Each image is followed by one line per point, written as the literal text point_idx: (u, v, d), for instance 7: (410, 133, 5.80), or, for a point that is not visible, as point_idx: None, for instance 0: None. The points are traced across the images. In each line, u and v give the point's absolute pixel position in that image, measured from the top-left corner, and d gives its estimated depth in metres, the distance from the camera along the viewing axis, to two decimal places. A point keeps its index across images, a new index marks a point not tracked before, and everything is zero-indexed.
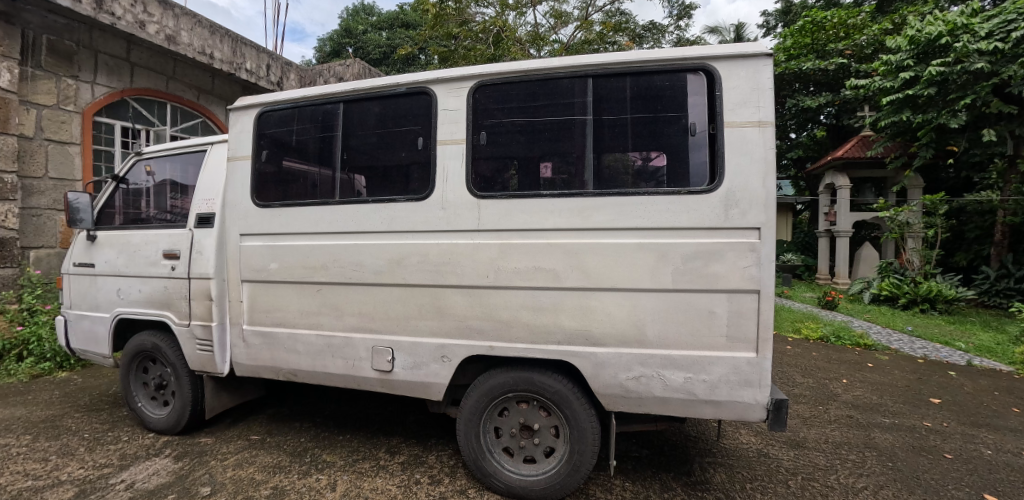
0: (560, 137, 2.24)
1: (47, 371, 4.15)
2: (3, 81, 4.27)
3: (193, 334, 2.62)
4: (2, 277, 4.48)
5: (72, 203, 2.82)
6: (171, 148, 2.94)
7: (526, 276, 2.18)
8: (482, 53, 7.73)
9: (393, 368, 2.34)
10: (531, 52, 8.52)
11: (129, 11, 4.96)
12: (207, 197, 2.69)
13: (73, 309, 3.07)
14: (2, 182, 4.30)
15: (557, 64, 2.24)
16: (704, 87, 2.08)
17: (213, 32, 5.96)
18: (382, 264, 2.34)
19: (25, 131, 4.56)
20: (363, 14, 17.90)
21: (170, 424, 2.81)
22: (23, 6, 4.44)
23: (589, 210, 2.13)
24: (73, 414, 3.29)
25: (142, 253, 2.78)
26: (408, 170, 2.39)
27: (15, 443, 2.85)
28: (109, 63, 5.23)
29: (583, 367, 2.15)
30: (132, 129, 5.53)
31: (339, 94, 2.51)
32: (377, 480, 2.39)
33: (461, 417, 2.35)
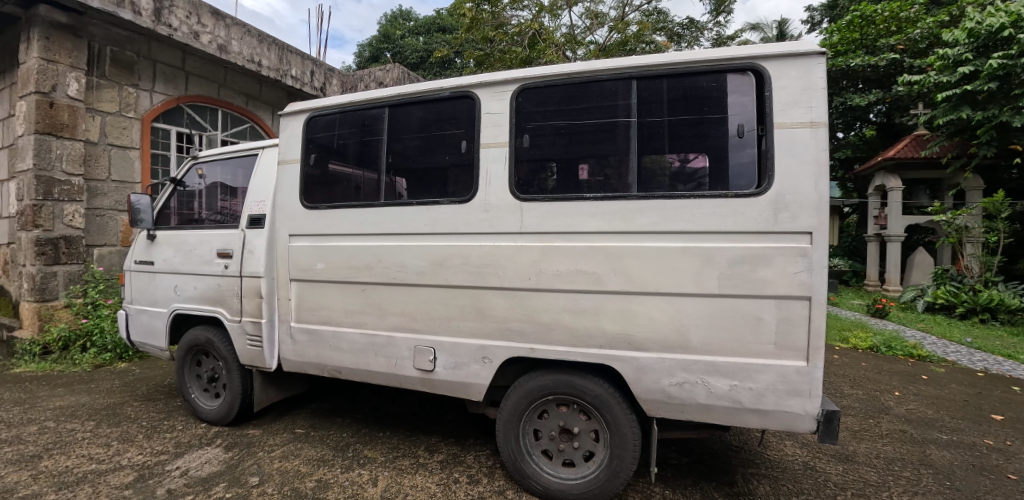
0: (603, 140, 2.23)
1: (108, 362, 4.49)
2: (72, 90, 4.65)
3: (244, 329, 2.73)
4: (69, 272, 4.74)
5: (134, 204, 3.00)
6: (223, 152, 3.07)
7: (567, 278, 2.17)
8: (517, 55, 7.74)
9: (434, 368, 2.37)
10: (567, 54, 8.47)
11: (184, 22, 5.23)
12: (259, 199, 2.80)
13: (134, 304, 3.24)
14: (70, 185, 4.66)
15: (599, 66, 2.22)
16: (753, 87, 2.02)
17: (261, 40, 6.20)
18: (423, 265, 2.38)
19: (91, 137, 4.87)
20: (401, 20, 18.27)
21: (221, 415, 2.93)
22: (89, 19, 4.73)
23: (631, 213, 2.10)
24: (132, 402, 3.49)
25: (197, 252, 2.92)
26: (447, 173, 2.42)
27: (82, 428, 3.04)
28: (166, 72, 5.52)
29: (624, 371, 2.12)
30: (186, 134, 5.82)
31: (384, 99, 2.56)
32: (416, 477, 2.42)
33: (500, 418, 2.36)
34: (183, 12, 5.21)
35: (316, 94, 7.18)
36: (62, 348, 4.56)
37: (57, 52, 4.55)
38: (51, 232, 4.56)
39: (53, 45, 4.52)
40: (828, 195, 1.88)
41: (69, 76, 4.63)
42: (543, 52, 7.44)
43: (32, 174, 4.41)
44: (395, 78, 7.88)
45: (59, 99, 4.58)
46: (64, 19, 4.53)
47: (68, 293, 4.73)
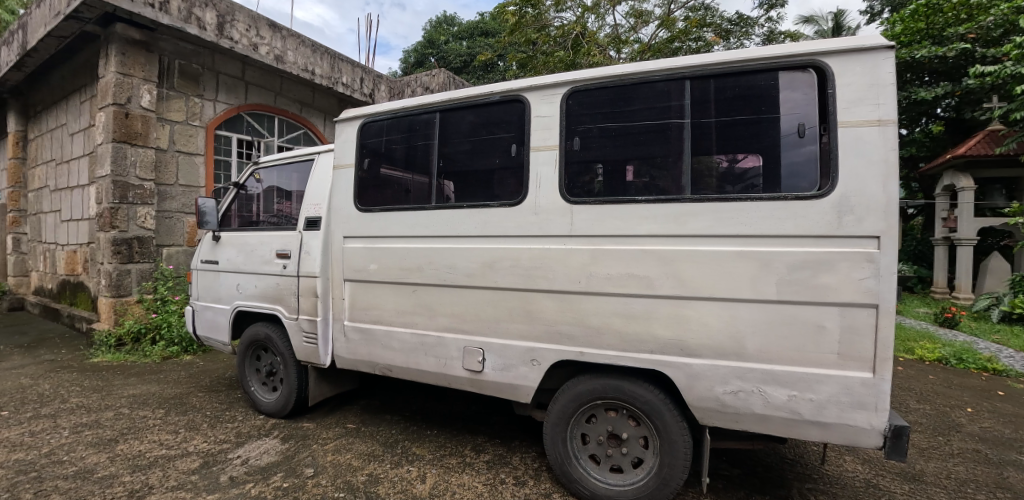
0: (654, 142, 2.19)
1: (175, 354, 4.77)
2: (144, 101, 5.00)
3: (300, 327, 2.85)
4: (141, 270, 5.09)
5: (200, 207, 3.19)
6: (280, 158, 3.21)
7: (618, 282, 2.14)
8: (560, 57, 7.65)
9: (483, 369, 2.40)
10: (610, 54, 8.33)
11: (245, 35, 5.51)
12: (315, 202, 2.91)
13: (200, 301, 3.44)
14: (142, 189, 5.01)
15: (652, 67, 2.18)
16: (814, 85, 1.94)
17: (314, 50, 6.45)
18: (473, 267, 2.41)
19: (161, 144, 5.21)
20: (445, 25, 18.59)
21: (278, 408, 3.07)
22: (158, 35, 5.06)
23: (684, 216, 2.05)
24: (197, 393, 3.71)
25: (258, 253, 3.07)
26: (494, 175, 2.45)
27: (153, 415, 3.26)
28: (227, 82, 5.83)
29: (676, 377, 2.07)
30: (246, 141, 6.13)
31: (435, 104, 2.62)
32: (463, 476, 2.45)
33: (548, 421, 2.36)
34: (243, 26, 5.50)
35: (364, 100, 7.38)
36: (135, 340, 4.88)
37: (132, 66, 4.90)
38: (126, 233, 4.91)
39: (128, 60, 4.87)
40: (899, 197, 1.76)
41: (142, 89, 4.98)
42: (586, 53, 7.35)
43: (110, 180, 4.77)
44: (441, 82, 7.99)
45: (133, 110, 4.93)
46: (137, 35, 4.87)
47: (140, 289, 5.07)
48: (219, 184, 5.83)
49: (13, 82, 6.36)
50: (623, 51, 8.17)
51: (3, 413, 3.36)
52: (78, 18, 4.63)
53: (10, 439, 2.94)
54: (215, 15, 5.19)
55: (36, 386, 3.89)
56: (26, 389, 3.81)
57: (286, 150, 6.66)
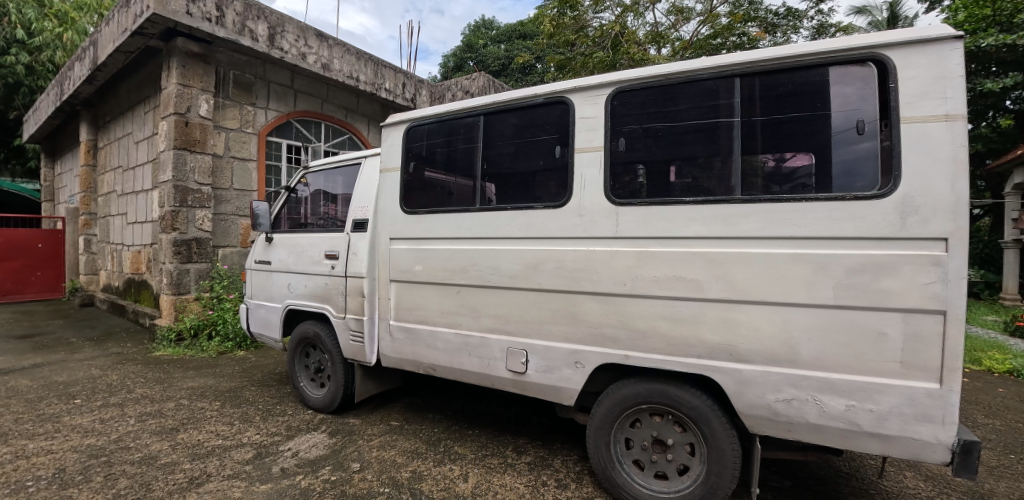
0: (701, 142, 2.14)
1: (230, 350, 5.01)
2: (202, 110, 5.30)
3: (348, 326, 2.94)
4: (199, 270, 5.38)
5: (255, 210, 3.36)
6: (328, 163, 3.32)
7: (664, 284, 2.11)
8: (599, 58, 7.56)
9: (526, 370, 2.40)
10: (651, 52, 8.16)
11: (294, 44, 5.75)
12: (362, 205, 3.00)
13: (254, 299, 3.60)
14: (200, 192, 5.30)
15: (699, 65, 2.13)
16: (874, 79, 1.84)
17: (359, 57, 6.64)
18: (517, 268, 2.42)
19: (217, 150, 5.51)
20: (483, 29, 18.82)
21: (326, 403, 3.18)
22: (215, 48, 5.35)
23: (734, 217, 2.00)
24: (250, 387, 3.88)
25: (308, 253, 3.19)
26: (536, 177, 2.47)
27: (210, 407, 3.44)
28: (278, 91, 6.09)
29: (724, 383, 2.02)
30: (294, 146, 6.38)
31: (479, 107, 2.66)
32: (505, 477, 2.47)
33: (591, 425, 2.36)
34: (293, 36, 5.73)
35: (406, 105, 7.54)
36: (193, 335, 5.17)
37: (191, 78, 5.20)
38: (186, 234, 5.21)
39: (188, 71, 5.17)
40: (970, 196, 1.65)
41: (200, 98, 5.27)
42: (626, 52, 7.24)
43: (172, 185, 5.08)
44: (480, 86, 8.06)
45: (193, 119, 5.23)
46: (195, 48, 5.16)
47: (198, 288, 5.36)
48: (270, 188, 6.09)
49: (85, 94, 6.87)
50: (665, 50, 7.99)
51: (79, 401, 3.63)
52: (143, 34, 4.95)
53: (84, 426, 3.17)
54: (267, 27, 5.45)
55: (105, 376, 4.17)
56: (98, 379, 4.10)
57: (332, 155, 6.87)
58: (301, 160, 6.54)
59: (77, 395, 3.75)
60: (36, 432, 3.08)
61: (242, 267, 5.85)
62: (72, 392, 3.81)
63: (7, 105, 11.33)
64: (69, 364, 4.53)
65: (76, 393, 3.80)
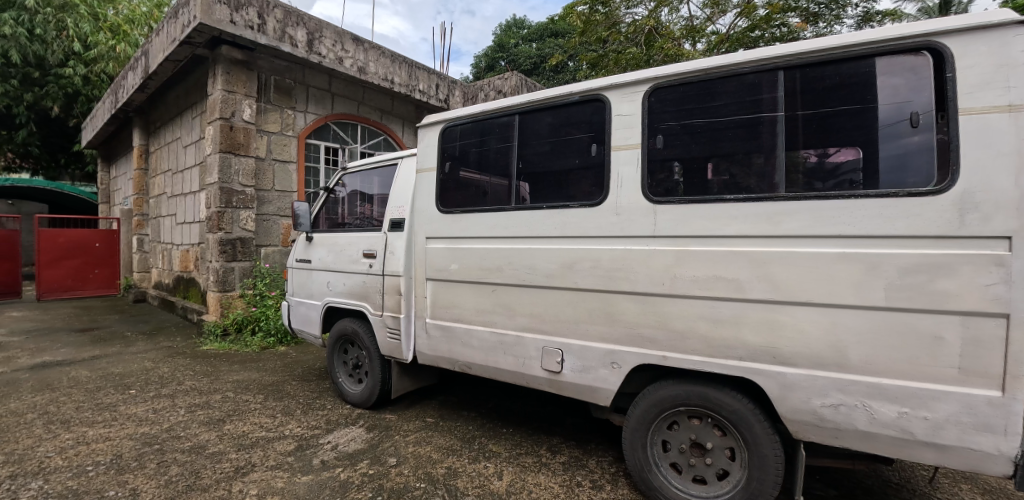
0: (742, 138, 2.09)
1: (272, 345, 5.21)
2: (245, 115, 5.51)
3: (385, 323, 3.01)
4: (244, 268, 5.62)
5: (296, 210, 3.48)
6: (365, 164, 3.40)
7: (704, 285, 2.06)
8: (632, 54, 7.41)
9: (562, 369, 2.40)
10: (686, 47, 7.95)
11: (331, 49, 5.91)
12: (399, 205, 3.06)
13: (295, 296, 3.73)
14: (244, 194, 5.52)
15: (741, 58, 2.08)
16: (930, 69, 1.74)
17: (394, 60, 6.76)
18: (554, 268, 2.42)
19: (260, 153, 5.73)
20: (515, 28, 18.86)
21: (363, 399, 3.26)
22: (257, 55, 5.56)
23: (776, 216, 1.94)
24: (291, 381, 4.03)
25: (346, 252, 3.28)
26: (571, 175, 2.47)
27: (254, 399, 3.59)
28: (317, 94, 6.27)
29: (767, 387, 1.96)
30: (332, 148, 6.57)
31: (514, 106, 2.67)
32: (540, 476, 2.47)
33: (627, 426, 2.34)
34: (330, 41, 5.90)
35: (439, 106, 7.64)
36: (237, 330, 5.40)
37: (235, 84, 5.41)
38: (231, 234, 5.44)
39: (232, 78, 5.39)
40: None
41: (244, 104, 5.49)
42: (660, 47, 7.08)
43: (218, 186, 5.32)
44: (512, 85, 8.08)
45: (237, 123, 5.45)
46: (239, 55, 5.38)
47: (242, 285, 5.58)
48: (309, 189, 6.30)
49: (138, 102, 7.27)
50: (700, 44, 7.75)
51: (133, 391, 3.85)
52: (191, 43, 5.20)
53: (138, 415, 3.36)
54: (306, 33, 5.63)
55: (158, 369, 4.41)
56: (151, 371, 4.34)
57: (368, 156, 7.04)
58: (339, 161, 6.73)
59: (132, 385, 3.98)
60: (96, 420, 3.29)
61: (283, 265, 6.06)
62: (127, 382, 4.05)
63: (68, 113, 12.07)
64: (124, 357, 4.82)
65: (131, 383, 4.03)
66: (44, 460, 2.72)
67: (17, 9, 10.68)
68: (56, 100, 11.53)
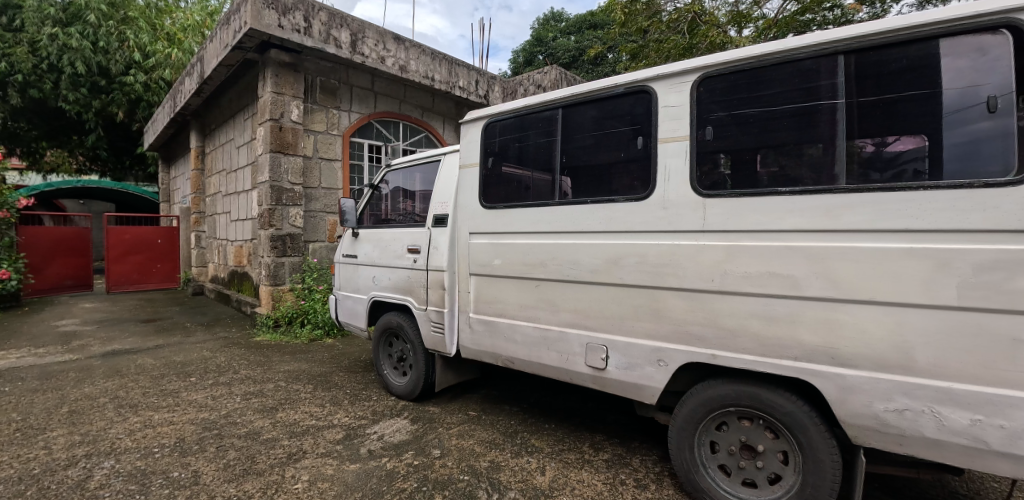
0: (796, 128, 1.99)
1: (320, 337, 5.42)
2: (294, 115, 5.72)
3: (429, 317, 3.07)
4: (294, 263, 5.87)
5: (342, 207, 3.60)
6: (408, 161, 3.47)
7: (757, 281, 1.98)
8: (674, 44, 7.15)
9: (606, 366, 2.38)
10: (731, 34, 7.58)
11: (373, 49, 6.05)
12: (443, 201, 3.11)
13: (342, 291, 3.86)
14: (293, 192, 5.75)
15: (797, 43, 1.97)
16: (1011, 47, 1.59)
17: (434, 57, 6.85)
18: (598, 263, 2.39)
19: (307, 152, 5.95)
20: (553, 22, 18.69)
21: (408, 391, 3.34)
22: (304, 57, 5.76)
23: (833, 209, 1.84)
24: (339, 372, 4.18)
25: (391, 247, 3.36)
26: (616, 169, 2.44)
27: (304, 389, 3.75)
28: (361, 94, 6.45)
29: (825, 389, 1.86)
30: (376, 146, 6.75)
31: (558, 100, 2.65)
32: (582, 473, 2.46)
33: (673, 425, 2.30)
34: (372, 41, 6.03)
35: (479, 102, 7.70)
36: (288, 322, 5.65)
37: (284, 86, 5.63)
38: (281, 230, 5.68)
39: (281, 80, 5.60)
40: None
41: (291, 105, 5.70)
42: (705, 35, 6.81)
43: (269, 185, 5.57)
44: (552, 79, 8.02)
45: (286, 124, 5.67)
46: (287, 58, 5.59)
47: (292, 279, 5.83)
48: (353, 186, 6.49)
49: (195, 106, 7.70)
50: (747, 30, 7.39)
51: (194, 379, 4.09)
52: (242, 48, 5.45)
53: (198, 401, 3.58)
54: (349, 34, 5.78)
55: (216, 358, 4.68)
56: (209, 360, 4.61)
57: (410, 153, 7.18)
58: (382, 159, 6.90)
59: (192, 373, 4.24)
60: (161, 405, 3.53)
61: (330, 260, 6.28)
62: (188, 370, 4.31)
63: (131, 118, 12.92)
64: (185, 346, 5.14)
65: (191, 371, 4.29)
66: (116, 441, 2.94)
67: (82, 24, 11.53)
68: (121, 106, 12.33)
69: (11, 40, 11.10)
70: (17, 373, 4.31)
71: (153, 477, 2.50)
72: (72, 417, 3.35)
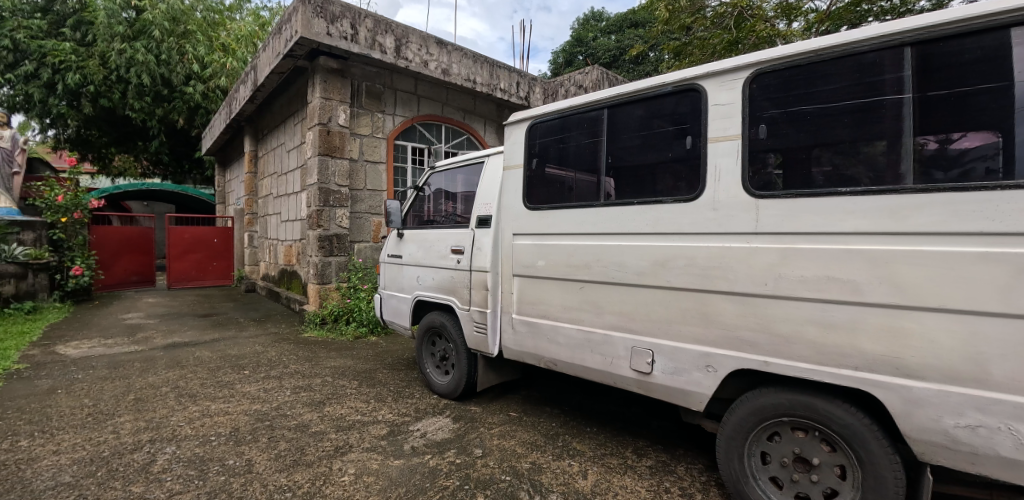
0: (856, 126, 1.89)
1: (364, 334, 5.59)
2: (341, 120, 5.93)
3: (472, 317, 3.11)
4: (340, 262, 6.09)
5: (388, 209, 3.72)
6: (453, 163, 3.54)
7: (814, 286, 1.89)
8: (719, 40, 6.92)
9: (652, 371, 2.34)
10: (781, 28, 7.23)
11: (417, 53, 6.18)
12: (486, 202, 3.15)
13: (386, 290, 3.97)
14: (340, 193, 5.96)
15: (858, 36, 1.87)
16: None
17: (475, 60, 6.93)
18: (644, 265, 2.35)
19: (353, 155, 6.16)
20: (593, 21, 18.52)
21: (450, 390, 3.39)
22: (351, 63, 5.97)
23: (899, 210, 1.73)
24: (382, 370, 4.29)
25: (435, 248, 3.43)
26: (663, 169, 2.39)
27: (350, 385, 3.88)
28: (404, 97, 6.61)
29: (887, 401, 1.75)
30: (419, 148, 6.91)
31: (603, 100, 2.63)
32: (625, 479, 2.43)
33: (722, 433, 2.23)
34: (416, 46, 6.17)
35: (520, 103, 7.73)
36: (334, 319, 5.86)
37: (331, 91, 5.84)
38: (328, 231, 5.90)
39: (329, 86, 5.82)
40: None
41: (338, 109, 5.90)
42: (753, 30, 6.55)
43: (317, 187, 5.79)
44: (593, 79, 7.96)
45: (333, 128, 5.88)
46: (334, 64, 5.80)
47: (338, 278, 6.04)
48: (397, 187, 6.67)
49: (248, 112, 8.12)
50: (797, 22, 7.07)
51: (247, 371, 4.32)
52: (293, 56, 5.70)
53: (252, 393, 3.77)
54: (394, 40, 5.94)
55: (267, 352, 4.92)
56: (261, 354, 4.84)
57: (452, 155, 7.31)
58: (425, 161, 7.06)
59: (246, 367, 4.46)
60: (217, 395, 3.74)
61: (374, 260, 6.48)
62: (241, 364, 4.55)
63: (190, 125, 13.77)
64: (238, 340, 5.42)
65: (245, 365, 4.52)
66: (177, 428, 3.14)
67: (147, 38, 12.40)
68: (181, 113, 13.12)
69: (86, 55, 12.27)
70: (90, 361, 4.68)
71: (211, 464, 2.65)
72: (139, 404, 3.60)
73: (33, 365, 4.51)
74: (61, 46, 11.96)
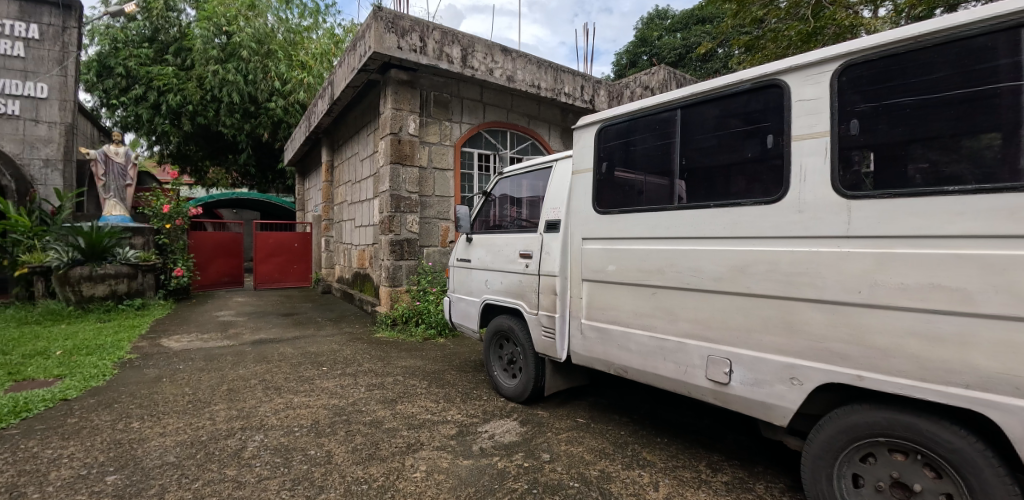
0: (966, 117, 1.69)
1: (433, 336, 5.78)
2: (410, 129, 6.20)
3: (540, 321, 3.14)
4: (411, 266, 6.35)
5: (457, 214, 3.84)
6: (522, 168, 3.60)
7: (917, 295, 1.71)
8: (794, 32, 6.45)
9: (729, 381, 2.23)
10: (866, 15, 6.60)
11: (483, 62, 6.35)
12: (555, 206, 3.17)
13: (455, 293, 4.10)
14: (410, 200, 6.24)
15: (966, 18, 1.67)
16: None
17: (540, 65, 6.98)
18: (721, 271, 2.26)
19: (422, 163, 6.42)
20: (658, 20, 18.06)
21: (518, 393, 3.44)
22: (420, 74, 6.24)
23: (1019, 211, 1.50)
24: (451, 371, 4.42)
25: (504, 252, 3.49)
26: (741, 170, 2.28)
27: (420, 385, 4.03)
28: (471, 105, 6.80)
29: (1004, 424, 1.53)
30: (485, 155, 7.06)
31: (676, 100, 2.55)
32: (699, 494, 2.32)
33: (808, 451, 2.09)
34: (482, 55, 6.34)
35: (584, 107, 7.68)
36: (404, 321, 6.12)
37: (402, 102, 6.14)
38: (399, 236, 6.19)
39: (399, 97, 6.11)
40: None
41: (409, 119, 6.18)
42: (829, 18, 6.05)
43: (389, 194, 6.09)
44: (660, 79, 7.74)
45: (404, 137, 6.16)
46: (404, 76, 6.09)
47: (408, 281, 6.30)
48: (464, 193, 6.86)
49: (325, 125, 8.71)
50: (887, 7, 6.45)
51: (325, 368, 4.62)
52: (367, 71, 6.06)
53: (331, 389, 4.03)
54: (460, 50, 6.12)
55: (343, 351, 5.23)
56: (338, 352, 5.16)
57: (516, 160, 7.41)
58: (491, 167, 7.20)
59: (324, 364, 4.77)
60: (300, 389, 4.03)
61: (442, 264, 6.70)
62: (320, 361, 4.87)
63: (274, 138, 15.01)
64: (317, 339, 5.81)
65: (323, 362, 4.84)
66: (265, 418, 3.42)
67: (236, 60, 13.70)
68: (266, 128, 14.35)
69: (185, 78, 13.77)
70: (190, 354, 5.21)
71: (295, 453, 2.86)
72: (231, 394, 3.96)
73: (142, 355, 5.10)
74: (165, 71, 13.55)
